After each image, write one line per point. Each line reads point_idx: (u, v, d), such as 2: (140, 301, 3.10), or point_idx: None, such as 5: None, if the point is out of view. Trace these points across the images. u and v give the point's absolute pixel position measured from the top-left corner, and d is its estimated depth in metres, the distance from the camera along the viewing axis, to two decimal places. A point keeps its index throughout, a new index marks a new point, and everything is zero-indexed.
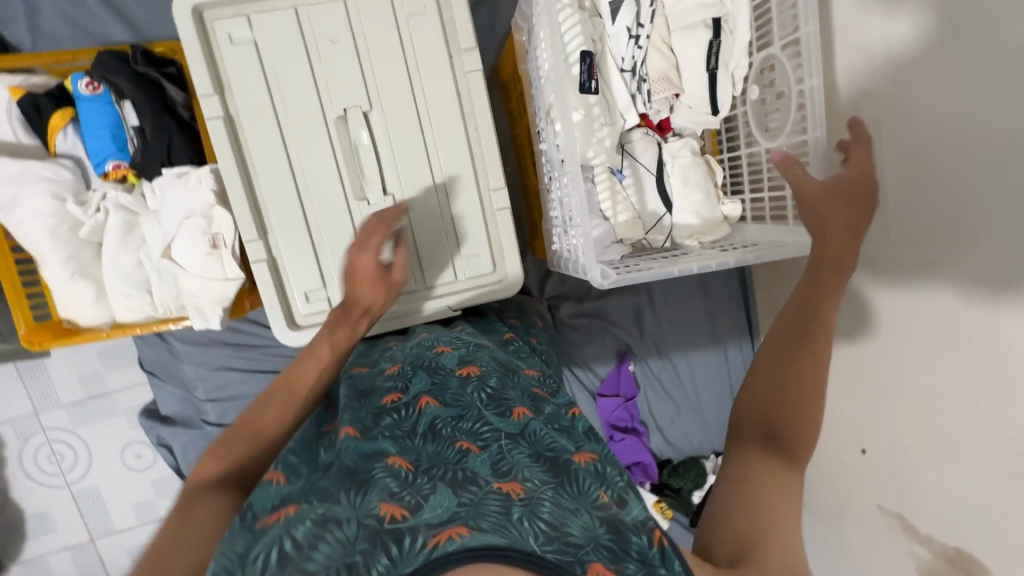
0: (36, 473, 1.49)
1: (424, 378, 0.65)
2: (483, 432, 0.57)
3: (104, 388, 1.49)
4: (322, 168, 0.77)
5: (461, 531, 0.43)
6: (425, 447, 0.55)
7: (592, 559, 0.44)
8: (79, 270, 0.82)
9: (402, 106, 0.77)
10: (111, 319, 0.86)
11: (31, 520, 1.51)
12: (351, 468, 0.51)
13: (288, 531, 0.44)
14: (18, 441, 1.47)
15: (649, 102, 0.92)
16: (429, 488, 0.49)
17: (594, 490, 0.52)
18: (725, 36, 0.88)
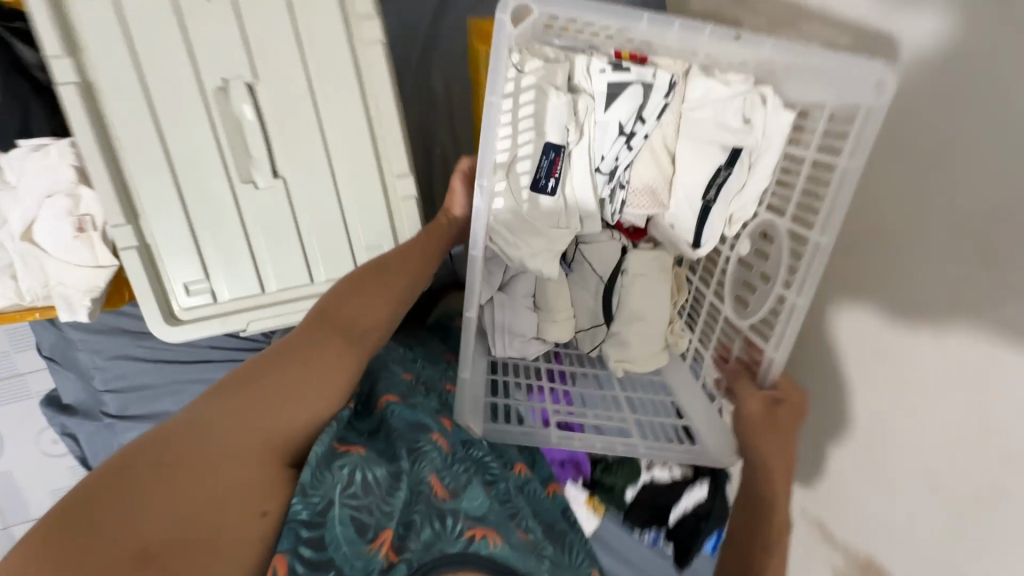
0: None
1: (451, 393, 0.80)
2: (507, 457, 0.73)
3: (14, 370, 1.38)
4: (199, 146, 0.69)
5: (496, 537, 0.54)
6: (467, 449, 0.68)
7: None
8: None
9: (290, 79, 0.68)
10: None
11: None
12: (406, 432, 0.62)
13: (361, 468, 0.52)
14: None
15: (621, 212, 0.77)
16: (466, 480, 0.61)
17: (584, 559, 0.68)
18: (739, 169, 0.67)
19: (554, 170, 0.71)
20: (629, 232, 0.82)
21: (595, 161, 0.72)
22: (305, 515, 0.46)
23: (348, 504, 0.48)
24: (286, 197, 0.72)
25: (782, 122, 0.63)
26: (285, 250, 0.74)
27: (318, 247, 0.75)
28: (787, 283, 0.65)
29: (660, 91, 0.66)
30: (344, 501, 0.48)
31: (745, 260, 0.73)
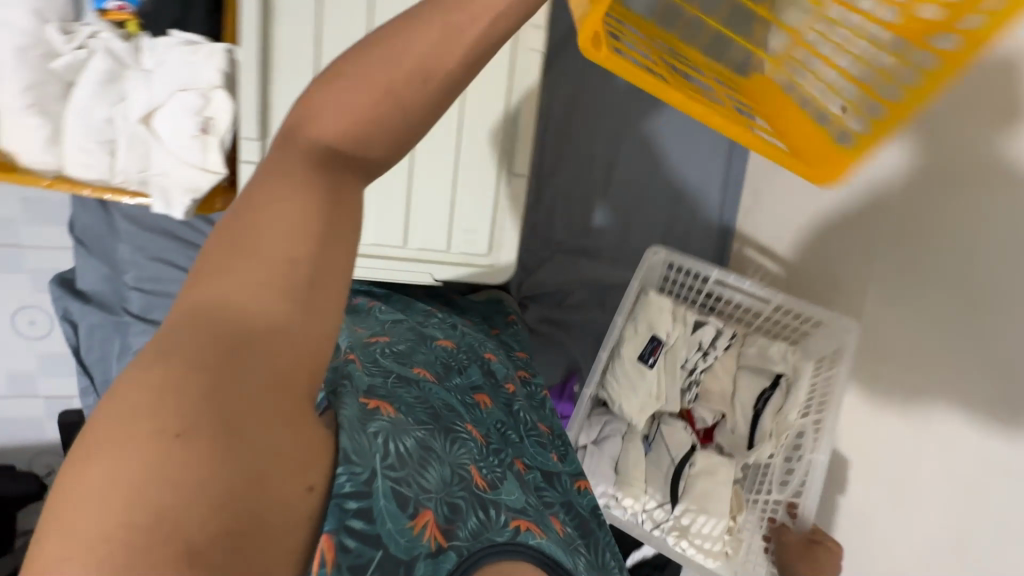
0: None
1: (484, 373, 0.74)
2: (526, 451, 0.66)
3: (15, 241, 1.32)
4: None
5: (537, 530, 0.49)
6: (491, 430, 0.61)
7: None
8: (38, 104, 0.72)
9: None
10: (58, 169, 0.76)
11: None
12: (434, 410, 0.55)
13: (397, 437, 0.45)
14: None
15: (694, 403, 0.99)
16: (501, 472, 0.55)
17: (604, 557, 0.65)
18: (781, 390, 0.94)
19: (654, 352, 0.96)
20: (701, 433, 0.99)
21: (682, 359, 0.97)
22: (348, 488, 0.38)
23: (390, 476, 0.41)
24: (408, 160, 0.76)
25: (807, 365, 0.91)
26: (390, 207, 0.78)
27: (420, 213, 0.78)
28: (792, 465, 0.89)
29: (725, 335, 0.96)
30: (385, 471, 0.41)
31: (789, 456, 0.91)
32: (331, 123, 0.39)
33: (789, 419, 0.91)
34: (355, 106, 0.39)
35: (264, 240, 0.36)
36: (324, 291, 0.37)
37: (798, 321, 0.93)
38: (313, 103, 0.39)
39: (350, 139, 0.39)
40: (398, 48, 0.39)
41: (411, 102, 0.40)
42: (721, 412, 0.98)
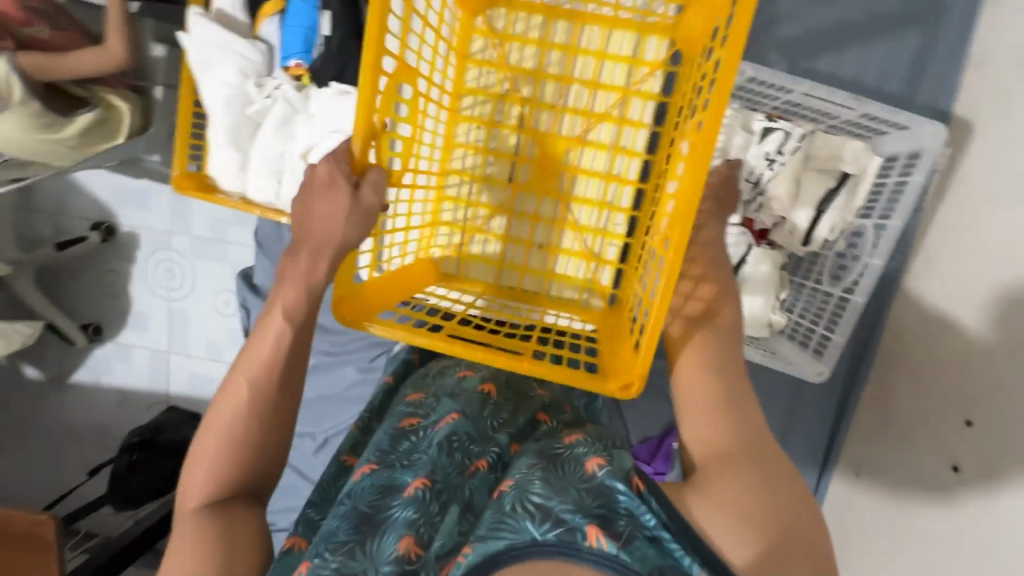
0: (153, 280, 1.75)
1: (448, 402, 0.63)
2: (491, 447, 0.58)
3: (223, 236, 1.67)
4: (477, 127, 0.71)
5: (466, 550, 0.46)
6: (438, 460, 0.55)
7: (587, 521, 0.45)
8: (235, 141, 0.91)
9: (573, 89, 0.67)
10: (242, 193, 0.95)
11: (134, 315, 1.78)
12: (363, 512, 0.53)
13: None
14: (149, 249, 1.72)
15: (758, 213, 0.90)
16: (439, 514, 0.50)
17: (579, 466, 0.51)
18: (846, 191, 0.87)
19: None
20: (757, 234, 0.90)
21: (749, 174, 0.89)
22: None
23: None
24: None
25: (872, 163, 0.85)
26: None
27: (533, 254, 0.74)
28: (883, 214, 0.86)
29: (796, 136, 0.86)
30: None
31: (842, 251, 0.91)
32: (212, 463, 0.56)
33: (846, 221, 0.88)
34: (256, 374, 0.56)
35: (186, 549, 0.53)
36: (237, 536, 0.55)
37: (872, 122, 0.85)
38: (195, 458, 0.56)
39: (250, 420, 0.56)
40: (292, 274, 0.54)
41: (317, 303, 0.55)
42: (782, 213, 0.88)
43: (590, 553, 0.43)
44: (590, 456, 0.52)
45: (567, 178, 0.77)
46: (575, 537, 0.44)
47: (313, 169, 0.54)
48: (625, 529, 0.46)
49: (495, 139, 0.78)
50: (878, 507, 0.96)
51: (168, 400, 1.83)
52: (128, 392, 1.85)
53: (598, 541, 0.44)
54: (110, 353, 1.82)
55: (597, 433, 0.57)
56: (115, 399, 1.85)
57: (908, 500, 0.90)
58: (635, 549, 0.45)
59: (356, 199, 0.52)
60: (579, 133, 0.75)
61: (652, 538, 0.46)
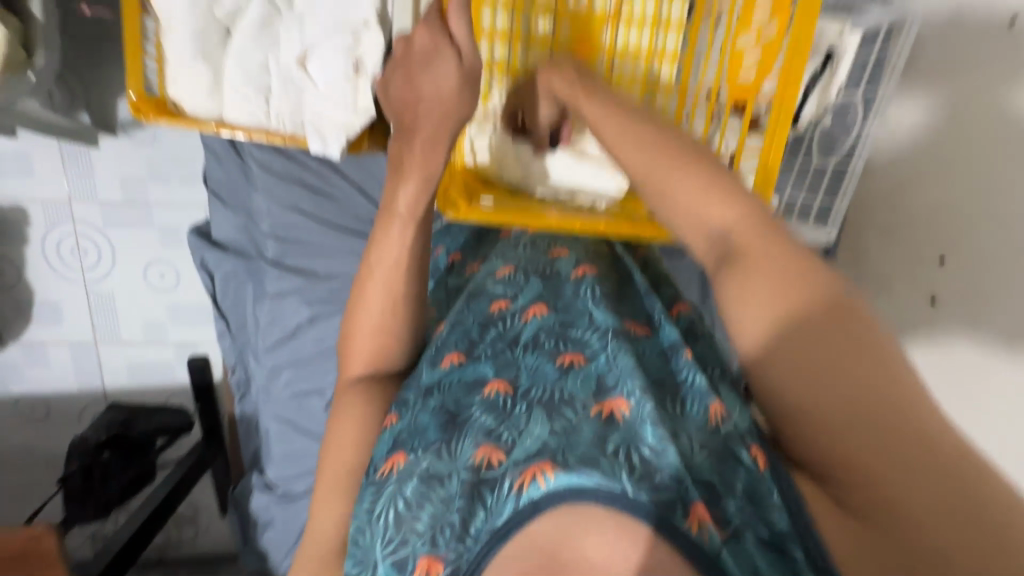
0: (56, 262, 1.45)
1: (536, 283, 0.65)
2: (590, 339, 0.58)
3: (144, 198, 1.42)
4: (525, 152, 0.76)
5: (547, 468, 0.43)
6: (525, 363, 0.57)
7: (693, 499, 0.44)
8: (204, 52, 0.76)
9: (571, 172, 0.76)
10: (218, 117, 0.80)
11: (40, 308, 1.49)
12: (450, 410, 0.54)
13: (398, 491, 0.49)
14: (45, 224, 1.42)
15: None
16: (524, 420, 0.50)
17: (702, 407, 0.55)
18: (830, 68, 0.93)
19: None
20: None
21: None
22: None
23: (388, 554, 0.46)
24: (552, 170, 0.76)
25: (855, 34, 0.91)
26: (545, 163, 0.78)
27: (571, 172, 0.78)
28: (870, 83, 0.94)
29: None
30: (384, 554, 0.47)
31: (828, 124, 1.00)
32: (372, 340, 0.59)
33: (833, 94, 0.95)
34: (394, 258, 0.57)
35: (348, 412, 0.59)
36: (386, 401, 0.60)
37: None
38: (348, 336, 0.60)
39: (390, 309, 0.58)
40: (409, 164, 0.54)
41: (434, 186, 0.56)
42: None
43: (686, 532, 0.41)
44: (711, 402, 0.55)
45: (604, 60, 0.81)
46: (676, 510, 0.42)
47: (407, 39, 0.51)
48: (734, 519, 0.46)
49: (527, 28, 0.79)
50: None
51: (105, 398, 1.59)
52: (51, 399, 1.57)
53: (699, 524, 0.42)
54: (17, 357, 1.51)
55: (704, 370, 0.62)
56: (35, 410, 1.57)
57: None
58: (739, 543, 0.44)
59: (460, 61, 0.52)
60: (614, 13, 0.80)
61: (766, 536, 0.47)
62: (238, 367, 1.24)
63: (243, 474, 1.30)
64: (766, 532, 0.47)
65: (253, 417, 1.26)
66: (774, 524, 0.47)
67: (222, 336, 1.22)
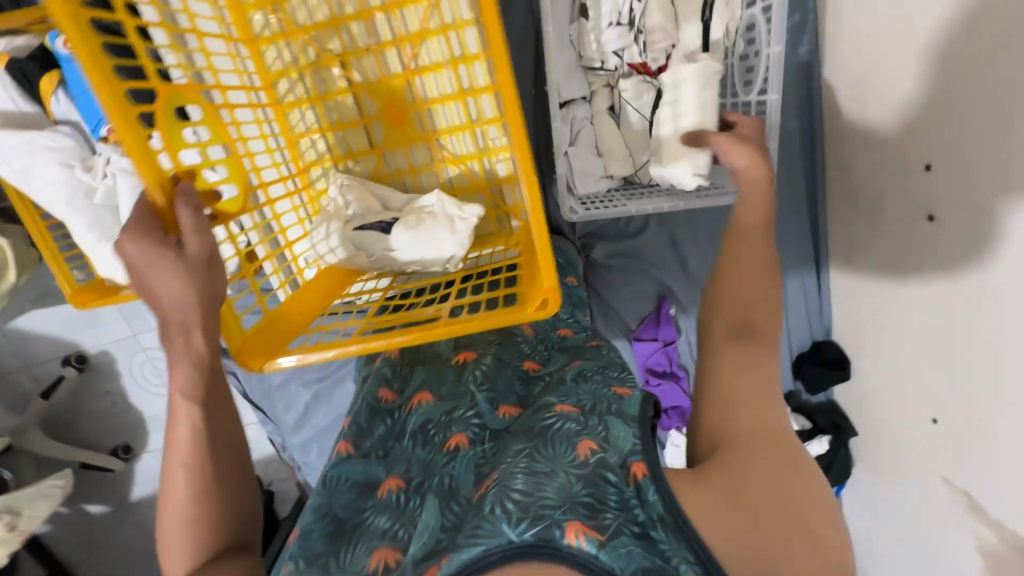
0: (146, 384, 1.76)
1: (420, 372, 0.66)
2: (474, 425, 0.58)
3: None
4: (360, 239, 0.65)
5: (442, 561, 0.45)
6: (416, 455, 0.57)
7: (569, 518, 0.46)
8: (103, 233, 0.85)
9: (416, 241, 0.63)
10: None
11: (151, 421, 1.81)
12: (339, 516, 0.53)
13: None
14: (127, 357, 1.71)
15: (646, 52, 0.88)
16: (418, 510, 0.52)
17: (572, 448, 0.53)
18: None
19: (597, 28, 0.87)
20: (657, 73, 0.91)
21: (621, 16, 0.86)
22: None
23: None
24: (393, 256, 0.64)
25: None
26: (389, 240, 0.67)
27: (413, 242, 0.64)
28: None
29: None
30: None
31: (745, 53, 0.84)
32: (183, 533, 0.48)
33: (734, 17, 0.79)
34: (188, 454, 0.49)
35: None
36: None
37: None
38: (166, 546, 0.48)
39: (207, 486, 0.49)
40: (170, 358, 0.47)
41: (217, 369, 0.50)
42: (670, 41, 0.87)
43: (570, 551, 0.45)
44: (580, 439, 0.53)
45: (422, 117, 0.68)
46: (553, 534, 0.45)
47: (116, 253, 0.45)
48: (613, 524, 0.47)
49: (332, 111, 0.69)
50: (878, 285, 0.98)
51: None
52: None
53: (577, 539, 0.45)
54: (152, 462, 1.87)
55: (590, 403, 0.58)
56: None
57: (901, 269, 0.92)
58: (619, 545, 0.46)
59: (185, 256, 0.46)
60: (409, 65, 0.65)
61: (638, 531, 0.48)
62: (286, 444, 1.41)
63: None
64: (635, 529, 0.48)
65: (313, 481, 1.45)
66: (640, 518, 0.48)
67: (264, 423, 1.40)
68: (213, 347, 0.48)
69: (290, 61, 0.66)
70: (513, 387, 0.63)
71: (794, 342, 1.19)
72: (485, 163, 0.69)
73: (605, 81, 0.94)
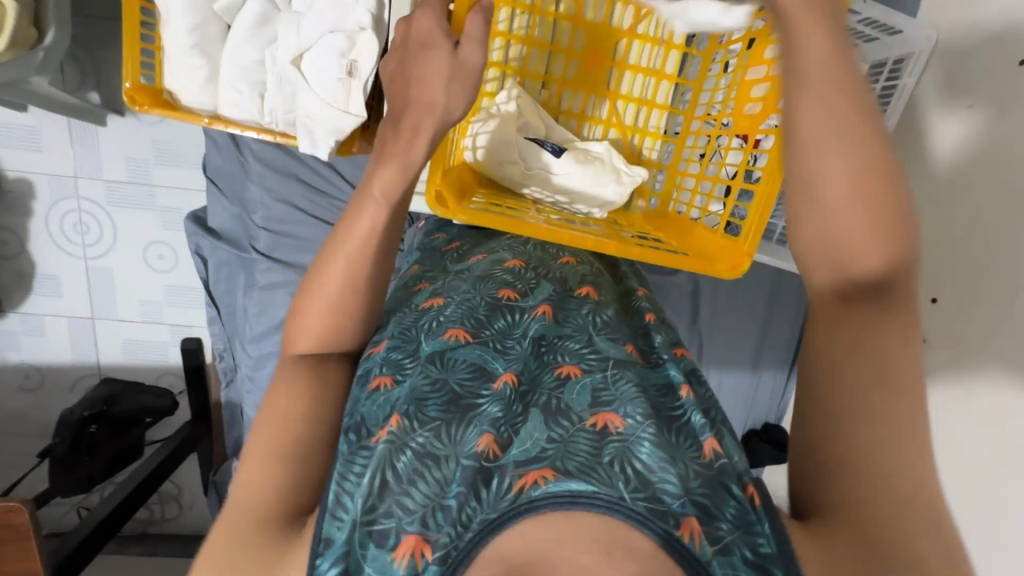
0: (58, 236, 1.48)
1: (546, 287, 0.66)
2: (589, 358, 0.58)
3: (148, 178, 1.44)
4: (526, 150, 0.67)
5: (548, 475, 0.46)
6: (530, 364, 0.58)
7: (687, 514, 0.45)
8: (201, 44, 0.77)
9: (577, 175, 0.68)
10: (212, 109, 0.81)
11: (40, 280, 1.51)
12: (454, 391, 0.54)
13: (389, 460, 0.48)
14: (50, 199, 1.44)
15: None
16: (523, 420, 0.52)
17: (695, 445, 0.52)
18: None
19: None
20: None
21: None
22: (325, 559, 0.46)
23: (367, 521, 0.46)
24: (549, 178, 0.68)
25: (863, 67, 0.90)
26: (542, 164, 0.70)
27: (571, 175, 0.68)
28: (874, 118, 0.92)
29: None
30: (363, 518, 0.46)
31: None
32: (321, 319, 0.57)
33: None
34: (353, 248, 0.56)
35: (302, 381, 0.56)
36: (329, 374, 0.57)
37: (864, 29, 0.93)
38: (303, 307, 0.58)
39: (350, 287, 0.57)
40: (390, 152, 0.52)
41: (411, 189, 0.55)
42: None
43: (681, 543, 0.43)
44: (706, 439, 0.53)
45: (615, 76, 0.79)
46: (669, 523, 0.44)
47: (409, 23, 0.50)
48: (724, 536, 0.45)
49: (540, 28, 0.76)
50: None
51: (98, 372, 1.61)
52: (48, 369, 1.60)
53: (693, 535, 0.44)
54: (16, 326, 1.54)
55: (710, 410, 0.58)
56: (31, 378, 1.60)
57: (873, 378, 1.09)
58: (728, 560, 0.44)
59: (455, 60, 0.50)
60: (630, 27, 0.76)
61: (753, 555, 0.46)
62: (226, 354, 1.25)
63: (225, 459, 1.32)
64: (749, 553, 0.46)
65: (238, 403, 1.28)
66: (760, 546, 0.46)
67: (212, 323, 1.23)
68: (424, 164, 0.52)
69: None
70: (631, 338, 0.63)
71: (751, 418, 1.32)
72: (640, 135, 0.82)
73: None
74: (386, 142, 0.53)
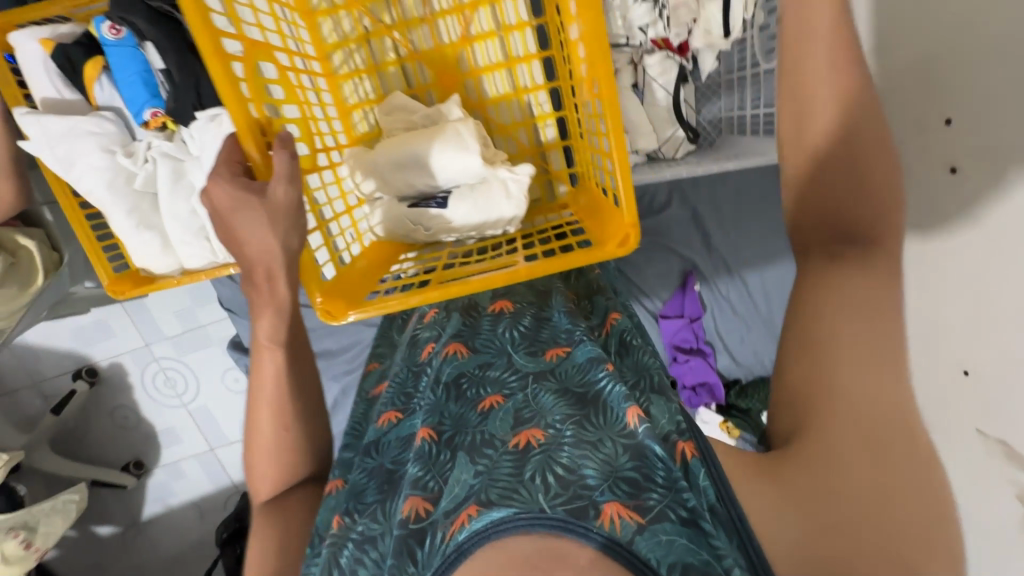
0: (157, 395, 1.72)
1: (456, 325, 0.72)
2: (509, 380, 0.62)
3: (198, 322, 1.63)
4: (411, 205, 0.68)
5: (471, 513, 0.47)
6: (449, 409, 0.62)
7: (606, 499, 0.46)
8: (143, 221, 0.85)
9: (467, 207, 0.66)
10: (180, 266, 0.90)
11: (162, 435, 1.77)
12: (387, 470, 0.60)
13: (337, 554, 0.55)
14: (138, 369, 1.68)
15: (669, 28, 0.91)
16: (450, 465, 0.55)
17: (619, 415, 0.54)
18: None
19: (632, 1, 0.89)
20: (678, 49, 0.94)
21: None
22: None
23: None
24: (445, 221, 0.67)
25: None
26: None
27: (461, 204, 0.66)
28: None
29: None
30: None
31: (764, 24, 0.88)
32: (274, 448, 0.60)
33: None
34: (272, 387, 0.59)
35: (265, 526, 0.60)
36: (292, 510, 0.62)
37: None
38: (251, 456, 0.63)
39: (279, 425, 0.61)
40: (260, 302, 0.54)
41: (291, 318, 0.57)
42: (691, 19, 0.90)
43: (601, 531, 0.44)
44: (626, 408, 0.55)
45: (473, 84, 0.73)
46: (586, 514, 0.45)
47: (208, 196, 0.50)
48: (655, 504, 0.47)
49: (384, 83, 0.74)
50: None
51: (236, 490, 1.86)
52: (200, 500, 1.88)
53: (611, 519, 0.45)
54: (162, 476, 1.83)
55: (636, 379, 0.61)
56: (192, 512, 1.88)
57: None
58: (658, 531, 0.45)
59: (270, 202, 0.48)
60: (461, 34, 0.69)
61: (686, 517, 0.47)
62: None
63: None
64: (683, 511, 0.47)
65: None
66: (688, 502, 0.48)
67: None
68: (293, 296, 0.54)
69: (346, 31, 0.70)
70: (553, 343, 0.67)
71: None
72: (534, 128, 0.74)
73: (629, 57, 0.95)
74: (248, 291, 0.54)
